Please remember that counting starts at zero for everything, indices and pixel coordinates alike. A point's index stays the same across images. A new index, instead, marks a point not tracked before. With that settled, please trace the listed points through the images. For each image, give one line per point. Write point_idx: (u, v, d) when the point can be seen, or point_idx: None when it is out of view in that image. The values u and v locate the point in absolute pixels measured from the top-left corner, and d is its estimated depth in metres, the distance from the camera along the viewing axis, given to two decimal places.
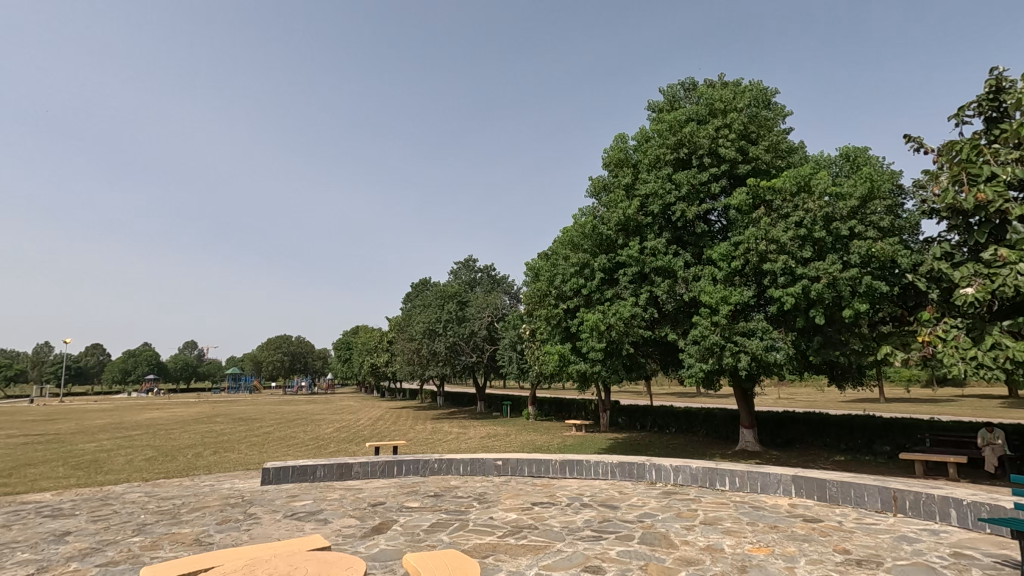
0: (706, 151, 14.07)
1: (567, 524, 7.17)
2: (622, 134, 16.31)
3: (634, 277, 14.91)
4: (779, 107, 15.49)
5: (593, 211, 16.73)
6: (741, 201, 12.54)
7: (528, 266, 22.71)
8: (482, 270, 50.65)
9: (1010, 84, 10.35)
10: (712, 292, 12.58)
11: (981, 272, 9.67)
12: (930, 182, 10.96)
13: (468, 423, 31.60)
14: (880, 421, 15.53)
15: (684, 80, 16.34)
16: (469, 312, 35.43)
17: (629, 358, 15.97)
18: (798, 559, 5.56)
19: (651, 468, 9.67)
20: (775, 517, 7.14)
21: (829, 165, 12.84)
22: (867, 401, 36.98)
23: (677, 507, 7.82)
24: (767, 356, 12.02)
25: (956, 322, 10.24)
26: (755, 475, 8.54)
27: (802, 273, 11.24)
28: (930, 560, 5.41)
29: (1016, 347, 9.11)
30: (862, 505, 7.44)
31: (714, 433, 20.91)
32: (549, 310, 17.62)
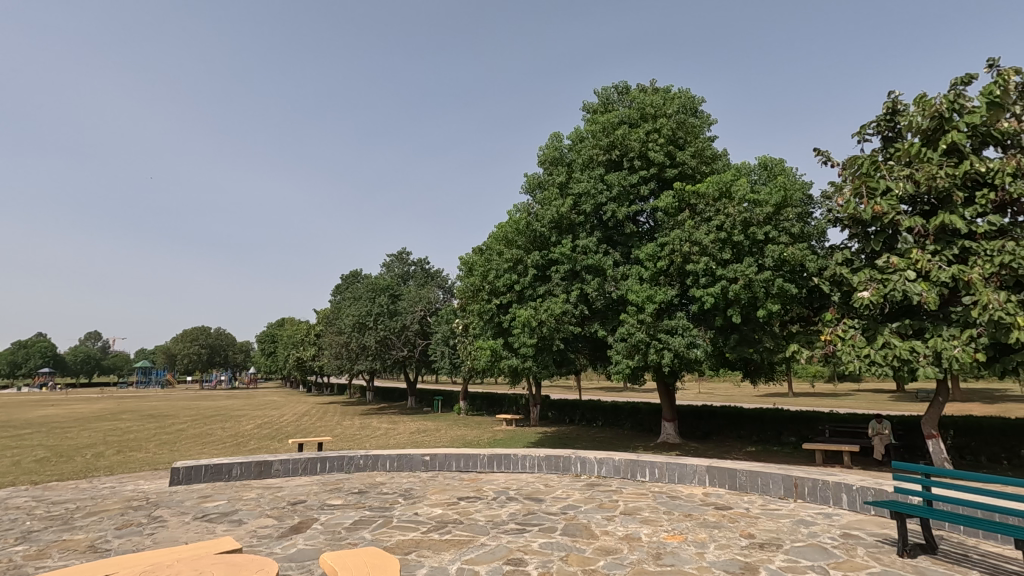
0: (636, 154, 14.57)
1: (493, 518, 7.21)
2: (557, 133, 16.60)
3: (566, 275, 15.20)
4: (705, 115, 16.16)
5: (527, 208, 16.88)
6: (667, 204, 13.10)
7: (462, 260, 22.63)
8: (415, 264, 49.91)
9: (904, 107, 11.36)
10: (639, 291, 13.11)
11: (875, 277, 10.57)
12: (835, 193, 11.89)
13: (399, 418, 31.11)
14: (788, 414, 16.72)
15: (618, 83, 16.74)
16: (401, 305, 34.81)
17: (560, 354, 16.29)
18: (708, 545, 5.88)
19: (576, 461, 9.88)
20: (689, 505, 7.50)
21: (748, 173, 13.59)
22: (776, 396, 39.65)
23: (600, 499, 8.05)
24: (688, 353, 12.60)
25: (854, 323, 11.17)
26: (674, 465, 8.96)
27: (721, 274, 11.88)
28: (823, 541, 5.87)
29: (903, 346, 10.10)
30: (767, 492, 7.95)
31: (638, 426, 21.73)
32: (482, 305, 17.65)
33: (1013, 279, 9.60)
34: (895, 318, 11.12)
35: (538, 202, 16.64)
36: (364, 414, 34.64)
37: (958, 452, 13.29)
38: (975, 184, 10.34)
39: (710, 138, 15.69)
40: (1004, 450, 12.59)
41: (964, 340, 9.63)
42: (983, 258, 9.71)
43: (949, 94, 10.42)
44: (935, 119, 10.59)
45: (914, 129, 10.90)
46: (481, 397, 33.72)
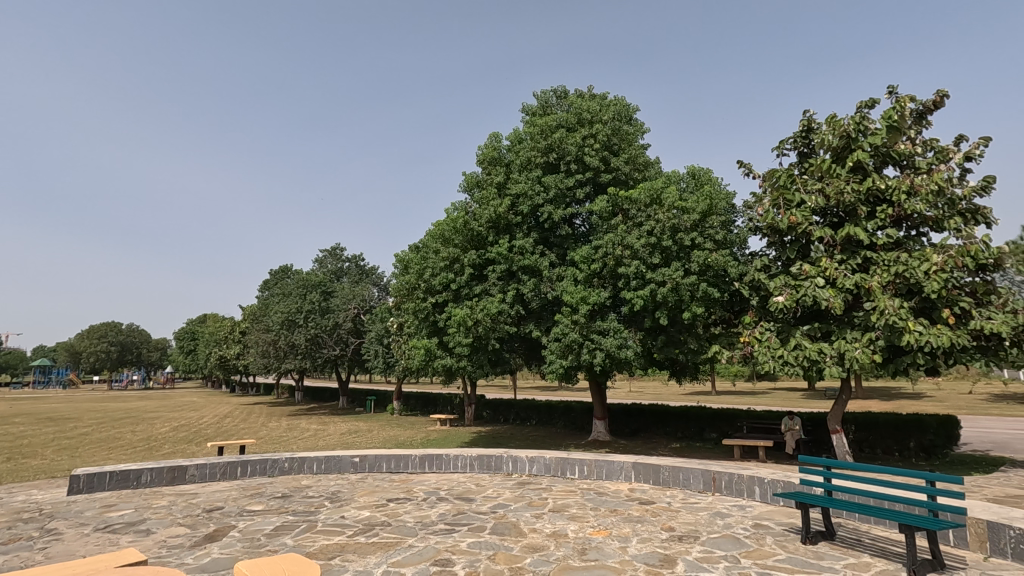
0: (572, 158, 14.87)
1: (422, 519, 7.13)
2: (496, 133, 16.65)
3: (503, 275, 15.28)
4: (639, 123, 16.69)
5: (465, 207, 16.79)
6: (601, 208, 13.48)
7: (398, 257, 22.23)
8: (349, 260, 48.53)
9: (818, 126, 12.23)
10: (574, 292, 13.41)
11: (789, 283, 11.32)
12: (755, 204, 12.63)
13: (329, 419, 30.11)
14: (710, 411, 17.58)
15: (556, 87, 17.00)
16: (334, 303, 33.70)
17: (495, 354, 16.33)
18: (631, 539, 6.08)
19: (507, 460, 9.95)
20: (615, 501, 7.74)
21: (678, 181, 14.16)
22: (700, 395, 41.54)
23: (530, 497, 8.15)
24: (619, 354, 12.98)
25: (770, 325, 11.91)
26: (602, 463, 9.20)
27: (651, 278, 12.34)
28: (736, 532, 6.22)
29: (812, 347, 10.89)
30: (687, 486, 8.33)
31: (571, 424, 22.16)
32: (417, 304, 17.41)
33: (906, 288, 10.58)
34: (806, 322, 11.96)
35: (475, 201, 16.63)
36: (292, 415, 33.30)
37: (857, 445, 14.48)
38: (877, 200, 11.29)
39: (643, 146, 16.22)
40: (896, 443, 13.84)
41: (864, 343, 10.50)
42: (881, 267, 10.64)
43: (855, 116, 11.32)
44: (843, 138, 11.47)
45: (826, 147, 11.76)
46: (416, 396, 33.26)
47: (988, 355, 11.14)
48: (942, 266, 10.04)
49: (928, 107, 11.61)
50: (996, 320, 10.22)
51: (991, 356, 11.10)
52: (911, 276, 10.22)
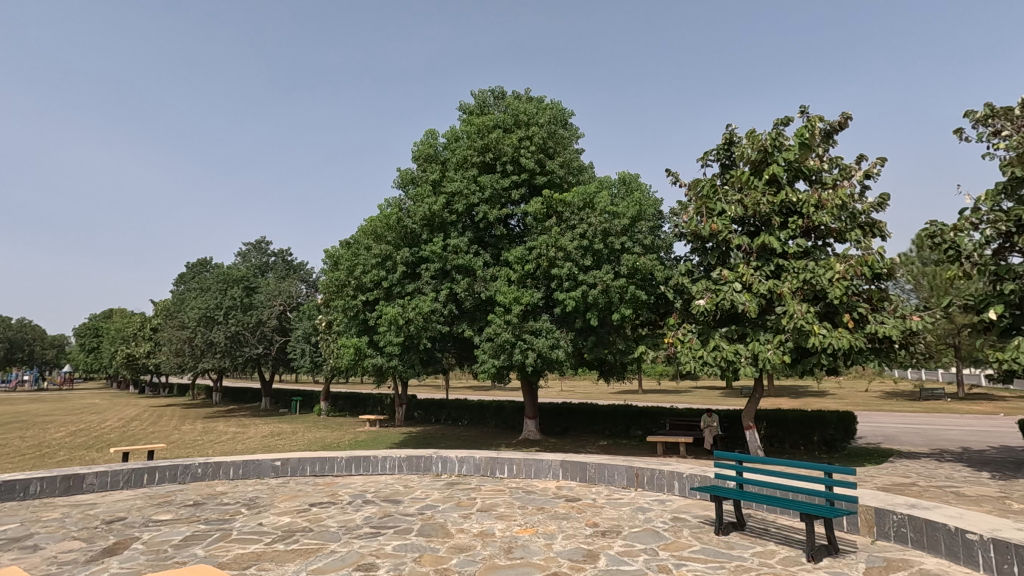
0: (508, 159, 14.96)
1: (346, 523, 6.93)
2: (432, 130, 16.48)
3: (436, 273, 15.17)
4: (574, 128, 16.99)
5: (399, 203, 16.49)
6: (536, 210, 13.67)
7: (327, 252, 21.46)
8: (276, 254, 46.37)
9: (739, 140, 12.97)
10: (507, 292, 13.51)
11: (710, 288, 11.95)
12: (680, 211, 13.22)
13: (250, 421, 28.61)
14: (636, 410, 18.25)
15: (494, 87, 17.03)
16: (257, 299, 31.95)
17: (426, 353, 16.14)
18: (556, 536, 6.19)
19: (437, 461, 9.86)
20: (543, 499, 7.85)
21: (610, 187, 14.54)
22: (627, 394, 42.96)
23: (459, 497, 8.12)
24: (550, 354, 13.20)
25: (691, 327, 12.51)
26: (531, 461, 9.31)
27: (582, 280, 12.65)
28: (656, 526, 6.48)
29: (729, 349, 11.56)
30: (612, 483, 8.59)
31: (502, 424, 22.27)
32: (347, 301, 16.92)
33: (812, 293, 11.44)
34: (724, 324, 12.64)
35: (410, 197, 16.38)
36: (208, 418, 31.37)
37: (768, 440, 15.48)
38: (789, 212, 12.13)
39: (578, 150, 16.54)
40: (801, 437, 14.93)
41: (775, 344, 11.25)
42: (791, 274, 11.43)
43: (772, 132, 12.11)
44: (761, 152, 12.23)
45: (745, 160, 12.50)
46: (344, 397, 32.27)
47: (881, 356, 12.22)
48: (844, 274, 10.95)
49: (835, 127, 12.61)
50: (887, 325, 11.26)
51: (883, 357, 12.19)
52: (817, 283, 11.08)
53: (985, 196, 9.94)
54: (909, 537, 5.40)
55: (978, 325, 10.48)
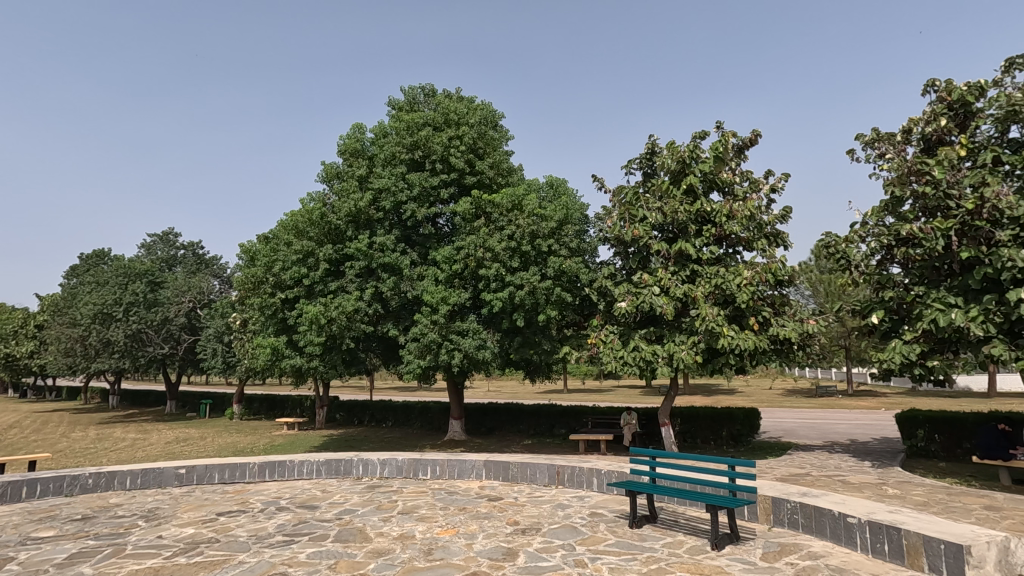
0: (437, 157, 14.82)
1: (256, 532, 6.59)
2: (360, 124, 16.06)
3: (361, 272, 14.80)
4: (505, 130, 17.07)
5: (323, 198, 15.92)
6: (465, 210, 13.65)
7: (243, 246, 20.29)
8: (185, 247, 43.27)
9: (660, 150, 13.59)
10: (434, 292, 13.39)
11: (631, 290, 12.43)
12: (605, 216, 13.67)
13: (151, 427, 26.47)
14: (560, 409, 18.66)
15: (425, 85, 16.83)
16: (163, 295, 29.84)
17: (349, 354, 15.67)
18: (477, 535, 6.21)
19: (358, 464, 9.60)
20: (465, 499, 7.85)
21: (538, 190, 14.74)
22: (552, 393, 43.76)
23: (379, 500, 7.96)
24: (476, 354, 13.20)
25: (613, 329, 12.98)
26: (454, 462, 9.28)
27: (509, 281, 12.75)
28: (574, 521, 6.65)
29: (647, 350, 12.10)
30: (534, 481, 8.73)
31: (427, 425, 22.03)
32: (264, 299, 16.12)
33: (723, 297, 12.17)
34: (644, 326, 13.19)
35: (334, 192, 15.87)
36: (103, 423, 28.72)
37: (682, 436, 16.33)
38: (704, 221, 12.87)
39: (508, 152, 16.63)
40: (712, 432, 15.84)
41: (689, 345, 11.88)
42: (705, 279, 12.11)
43: (690, 144, 12.78)
44: (680, 163, 12.89)
45: (666, 169, 13.11)
46: (260, 399, 30.64)
47: (782, 356, 13.21)
48: (750, 280, 11.76)
49: (746, 143, 13.50)
50: (787, 327, 12.21)
51: (784, 357, 13.18)
52: (727, 287, 11.82)
53: (872, 212, 11.01)
54: (800, 523, 5.88)
55: (863, 328, 11.57)
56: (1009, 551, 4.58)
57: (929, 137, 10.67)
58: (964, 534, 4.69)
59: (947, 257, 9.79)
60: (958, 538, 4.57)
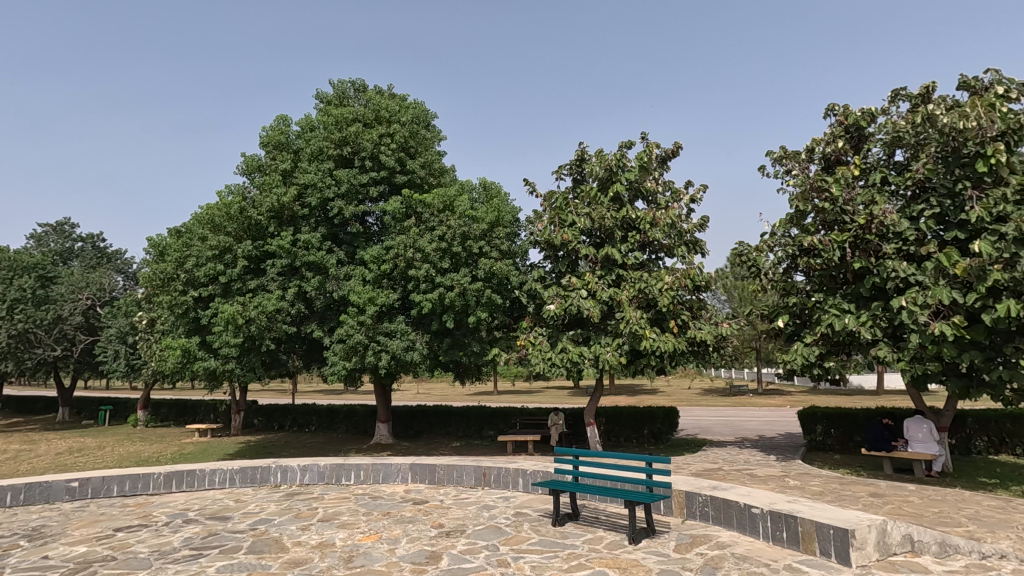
0: (367, 154, 14.48)
1: (160, 547, 6.14)
2: (285, 116, 15.44)
3: (283, 270, 14.20)
4: (437, 130, 16.91)
5: (242, 191, 15.15)
6: (395, 209, 13.41)
7: (151, 240, 18.85)
8: (83, 239, 39.61)
9: (589, 157, 13.98)
10: (361, 292, 13.08)
11: (560, 293, 12.70)
12: (535, 220, 13.87)
13: (39, 437, 23.95)
14: (488, 410, 18.72)
15: (355, 79, 16.36)
16: (56, 292, 27.16)
17: (269, 355, 14.95)
18: (400, 540, 6.12)
19: (275, 471, 9.17)
20: (389, 504, 7.70)
21: (470, 191, 14.72)
22: (482, 395, 43.90)
23: (298, 508, 7.65)
24: (404, 356, 13.00)
25: (542, 331, 13.22)
26: (379, 466, 9.08)
27: (439, 282, 12.64)
28: (499, 522, 6.70)
29: (574, 351, 12.41)
30: (460, 483, 8.71)
31: (353, 428, 21.41)
32: (174, 296, 15.08)
33: (645, 301, 12.67)
34: (572, 328, 13.51)
35: (255, 186, 15.14)
36: None
37: (606, 435, 16.85)
38: (629, 227, 13.37)
39: (441, 153, 16.49)
40: (634, 431, 16.45)
41: (614, 347, 12.28)
42: (629, 284, 12.60)
43: (617, 153, 13.25)
44: (607, 170, 13.33)
45: (595, 176, 13.50)
46: (168, 404, 28.56)
47: (699, 357, 13.94)
48: (671, 285, 12.33)
49: (668, 154, 14.16)
50: (704, 330, 12.93)
51: (701, 358, 13.91)
52: (649, 292, 12.33)
53: (780, 224, 11.87)
54: (710, 515, 6.24)
55: (771, 331, 12.44)
56: (886, 532, 5.10)
57: (829, 157, 11.66)
58: (849, 519, 5.17)
59: (842, 266, 10.71)
60: (845, 523, 5.04)
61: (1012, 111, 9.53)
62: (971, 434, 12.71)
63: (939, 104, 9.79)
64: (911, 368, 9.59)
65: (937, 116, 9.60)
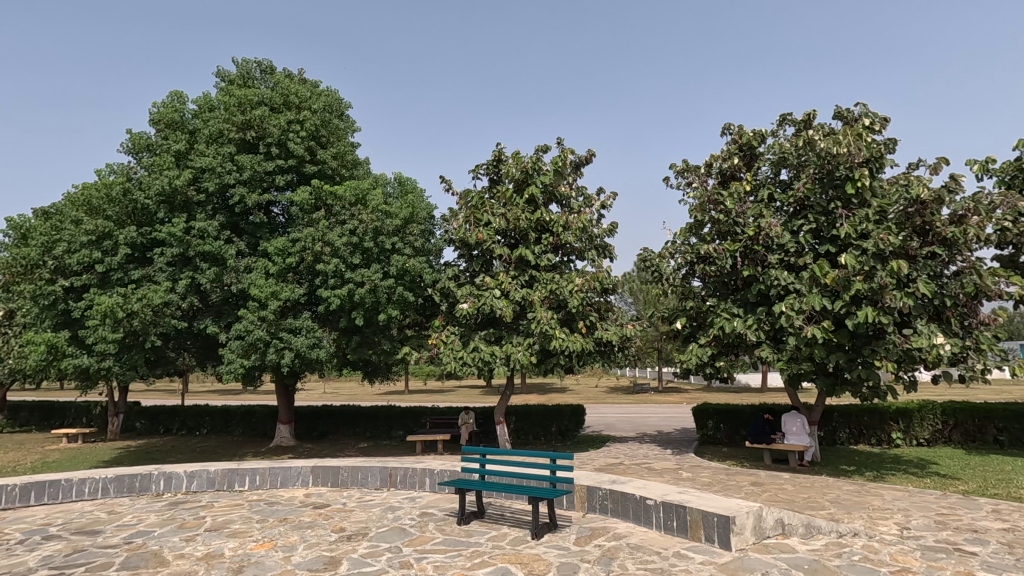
0: (274, 141, 13.65)
1: (11, 569, 5.43)
2: (180, 93, 14.26)
3: (174, 260, 13.12)
4: (351, 120, 16.30)
5: (126, 171, 13.83)
6: (303, 200, 12.76)
7: (10, 221, 16.61)
8: None
9: (506, 158, 14.10)
10: (263, 286, 12.35)
11: (473, 293, 12.73)
12: (450, 218, 13.79)
13: None
14: (398, 410, 18.34)
15: (262, 60, 15.41)
16: None
17: (154, 353, 13.71)
18: (297, 547, 5.84)
19: (158, 478, 8.42)
20: (286, 509, 7.32)
21: (385, 185, 14.39)
22: (393, 394, 43.01)
23: (182, 518, 7.07)
24: (310, 354, 12.38)
25: (454, 330, 13.19)
26: (277, 470, 8.60)
27: (349, 278, 12.18)
28: (403, 523, 6.60)
29: (486, 351, 12.48)
30: (365, 485, 8.46)
31: (250, 431, 20.13)
32: (40, 286, 13.44)
33: (556, 302, 12.99)
34: (483, 328, 13.56)
35: (143, 166, 13.88)
36: None
37: (516, 433, 17.08)
38: (543, 229, 13.66)
39: (354, 144, 15.91)
40: (542, 429, 16.85)
41: (525, 346, 12.50)
42: (541, 285, 12.88)
43: (533, 156, 13.48)
44: (524, 172, 13.52)
45: (511, 177, 13.65)
46: (29, 407, 25.31)
47: (605, 357, 14.50)
48: (580, 287, 12.72)
49: (582, 161, 14.61)
50: (610, 331, 13.49)
51: (607, 358, 14.48)
52: (560, 293, 12.67)
53: (680, 232, 12.65)
54: (609, 508, 6.52)
55: (670, 333, 13.22)
56: (761, 518, 5.59)
57: (725, 172, 12.58)
58: (731, 507, 5.62)
59: (733, 274, 11.62)
60: (727, 511, 5.46)
61: (875, 141, 10.79)
62: (836, 426, 14.26)
63: (817, 130, 10.86)
64: (788, 368, 10.60)
65: (816, 141, 10.65)
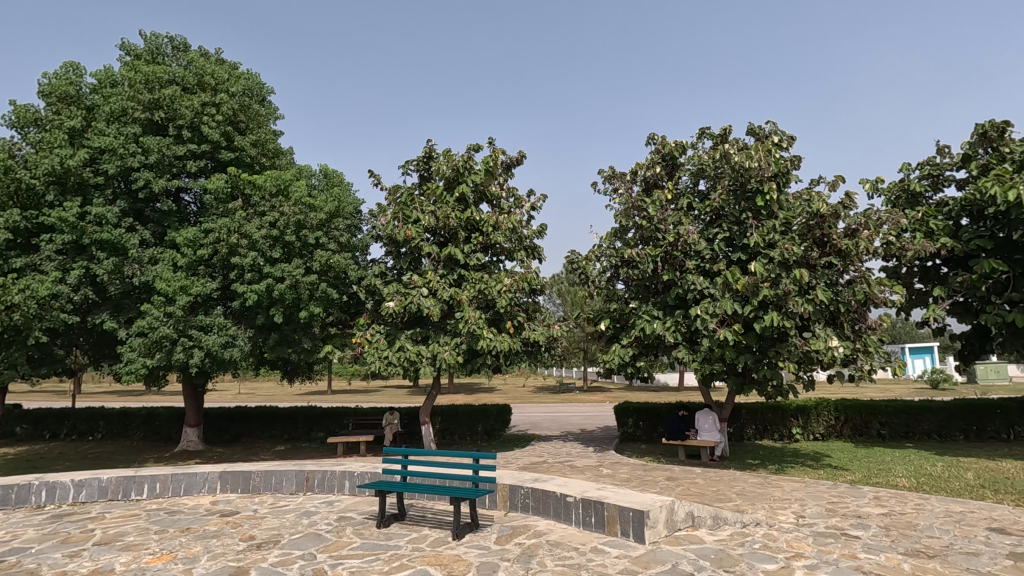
0: (185, 123, 12.68)
1: None
2: (76, 64, 12.99)
3: (65, 248, 11.92)
4: (273, 107, 15.50)
5: (9, 147, 12.43)
6: (217, 188, 11.99)
7: None
8: None
9: (436, 156, 13.94)
10: (170, 279, 11.45)
11: (401, 291, 12.47)
12: (378, 214, 13.45)
13: None
14: (319, 411, 17.63)
15: (174, 36, 14.32)
16: None
17: (39, 350, 12.39)
18: (199, 558, 5.45)
19: (38, 489, 7.59)
20: (190, 518, 6.83)
21: (309, 177, 13.82)
22: (314, 394, 41.38)
23: (66, 531, 6.41)
24: (222, 353, 11.63)
25: (380, 328, 12.87)
26: (180, 476, 8.00)
27: (268, 272, 11.56)
28: (318, 529, 6.34)
29: (412, 350, 12.26)
30: (279, 490, 8.06)
31: (153, 435, 18.63)
32: None
33: (484, 302, 13.00)
34: (410, 327, 13.31)
35: (29, 143, 12.51)
36: None
37: (442, 433, 16.92)
38: (473, 228, 13.65)
39: (276, 132, 15.14)
40: (469, 429, 16.80)
41: (452, 346, 12.39)
42: (470, 284, 12.83)
43: (464, 154, 13.40)
44: (454, 170, 13.42)
45: (442, 175, 13.51)
46: None
47: (532, 357, 14.67)
48: (509, 287, 12.77)
49: (513, 162, 14.70)
50: (538, 331, 13.66)
51: (534, 358, 14.64)
52: (489, 293, 12.67)
53: (606, 236, 13.02)
54: (531, 506, 6.58)
55: (595, 334, 13.58)
56: (673, 511, 5.85)
57: (648, 180, 13.11)
58: (646, 502, 5.83)
59: (654, 278, 12.10)
60: (642, 505, 5.67)
61: (783, 157, 11.62)
62: (743, 423, 15.27)
63: (733, 145, 11.55)
64: (702, 368, 11.18)
65: (731, 154, 11.31)
